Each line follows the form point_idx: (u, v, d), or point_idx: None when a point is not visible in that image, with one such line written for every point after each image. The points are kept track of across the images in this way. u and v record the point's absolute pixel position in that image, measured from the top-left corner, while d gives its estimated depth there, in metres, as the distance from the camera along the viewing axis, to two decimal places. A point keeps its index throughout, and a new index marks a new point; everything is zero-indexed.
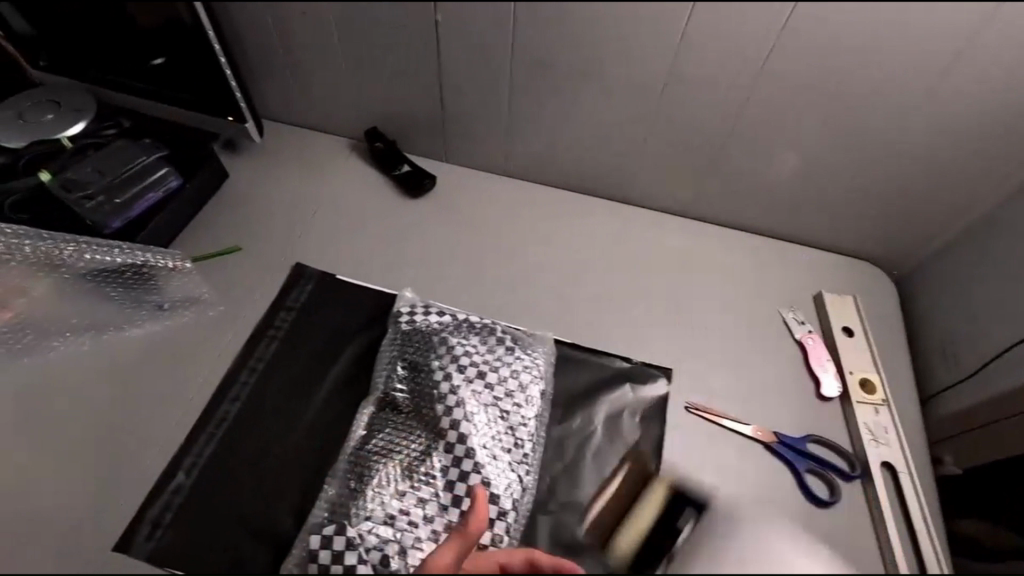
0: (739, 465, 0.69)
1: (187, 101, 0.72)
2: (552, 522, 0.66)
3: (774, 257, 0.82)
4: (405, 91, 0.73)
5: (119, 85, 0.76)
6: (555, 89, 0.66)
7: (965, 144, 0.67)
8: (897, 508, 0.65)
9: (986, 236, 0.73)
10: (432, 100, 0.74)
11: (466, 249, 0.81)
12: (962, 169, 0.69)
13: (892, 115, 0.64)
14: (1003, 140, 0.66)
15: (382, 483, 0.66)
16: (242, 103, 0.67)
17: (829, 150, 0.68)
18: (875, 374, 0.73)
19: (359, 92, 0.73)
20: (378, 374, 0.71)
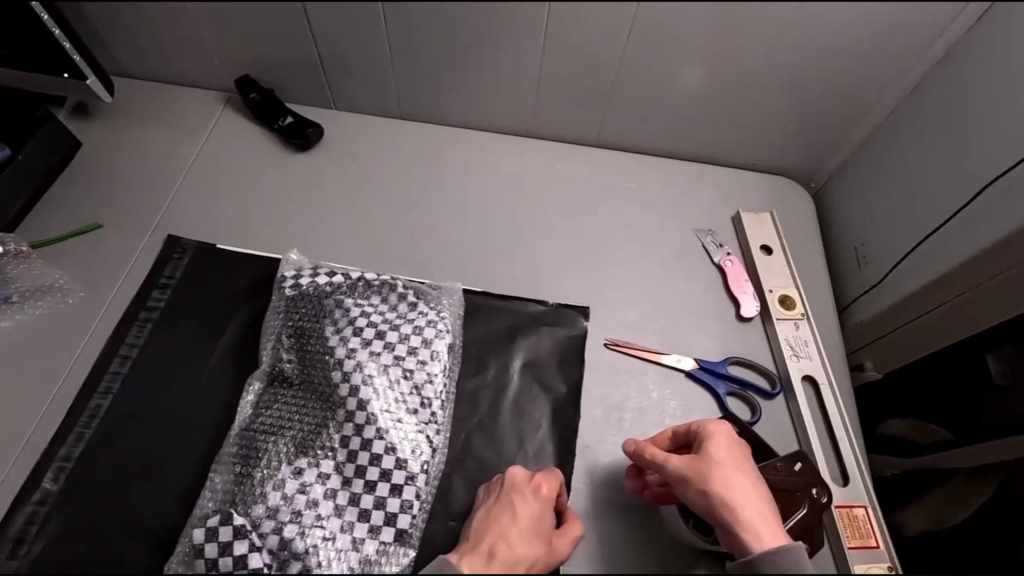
0: (663, 396, 0.70)
1: (23, 61, 0.77)
2: (470, 480, 0.62)
3: (691, 186, 0.87)
4: (271, 48, 0.72)
5: None
6: (448, 50, 0.69)
7: (850, 85, 0.70)
8: (820, 419, 0.69)
9: (889, 137, 0.80)
10: (297, 54, 0.73)
11: (375, 205, 0.81)
12: (858, 92, 0.72)
13: (774, 56, 0.65)
14: (892, 71, 0.70)
15: (278, 465, 0.58)
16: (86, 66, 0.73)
17: (731, 70, 0.68)
18: (795, 291, 0.77)
19: (225, 49, 0.74)
20: (264, 347, 0.65)
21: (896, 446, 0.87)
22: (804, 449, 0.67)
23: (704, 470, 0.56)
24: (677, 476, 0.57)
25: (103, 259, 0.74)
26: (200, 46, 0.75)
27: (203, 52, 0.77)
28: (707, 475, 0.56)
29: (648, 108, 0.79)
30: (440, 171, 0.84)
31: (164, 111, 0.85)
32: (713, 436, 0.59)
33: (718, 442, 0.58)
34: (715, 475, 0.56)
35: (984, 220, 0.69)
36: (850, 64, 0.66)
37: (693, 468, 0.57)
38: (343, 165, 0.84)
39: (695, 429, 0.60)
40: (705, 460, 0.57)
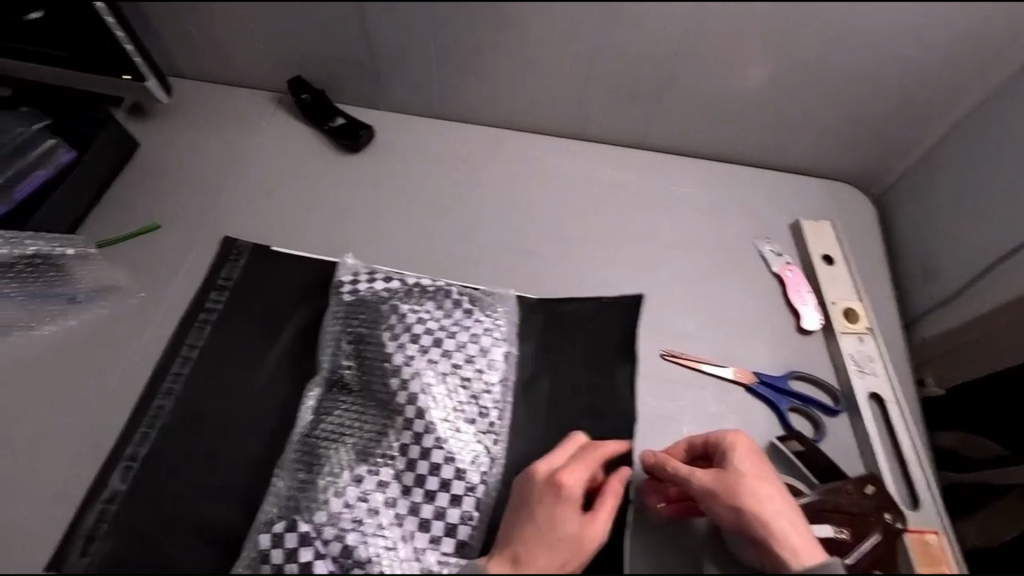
0: (721, 410, 0.69)
1: (72, 61, 0.77)
2: None
3: (749, 190, 0.84)
4: (326, 48, 0.72)
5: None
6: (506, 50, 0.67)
7: (924, 86, 0.67)
8: (888, 440, 0.67)
9: (964, 143, 0.76)
10: (351, 55, 0.73)
11: (424, 208, 0.80)
12: (932, 94, 0.69)
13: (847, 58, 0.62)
14: (970, 71, 0.66)
15: (339, 472, 0.58)
16: (139, 64, 0.72)
17: (799, 72, 0.65)
18: (859, 304, 0.75)
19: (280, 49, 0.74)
20: (323, 353, 0.65)
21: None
22: (870, 469, 0.65)
23: (732, 485, 0.55)
24: (704, 491, 0.55)
25: (161, 260, 0.75)
26: (256, 47, 0.75)
27: (258, 53, 0.77)
28: (738, 487, 0.54)
29: (706, 112, 0.76)
30: (491, 173, 0.83)
31: (218, 112, 0.86)
32: (734, 449, 0.57)
33: (740, 453, 0.57)
34: (745, 488, 0.54)
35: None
36: (928, 67, 0.63)
37: (719, 483, 0.55)
38: (394, 166, 0.83)
39: (715, 441, 0.59)
40: (732, 474, 0.55)
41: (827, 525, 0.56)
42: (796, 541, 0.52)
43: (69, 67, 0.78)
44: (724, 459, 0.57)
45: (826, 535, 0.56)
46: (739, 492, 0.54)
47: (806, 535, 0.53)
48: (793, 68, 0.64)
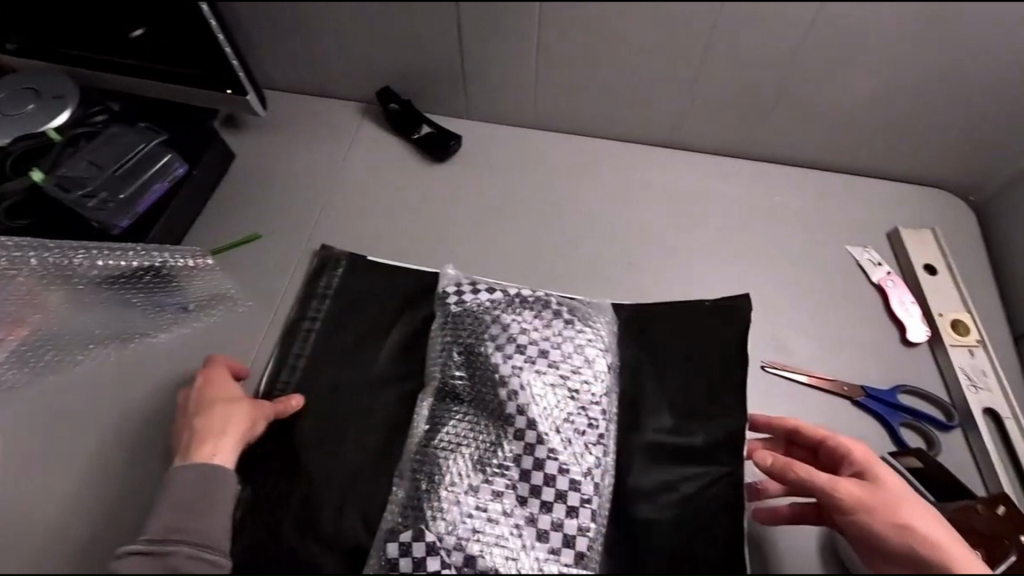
0: (828, 422, 0.68)
1: (167, 75, 0.79)
2: (639, 504, 0.61)
3: (837, 199, 0.84)
4: (425, 59, 0.74)
5: (96, 63, 0.80)
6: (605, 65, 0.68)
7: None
8: (1008, 457, 0.65)
9: None
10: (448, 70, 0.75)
11: (512, 220, 0.84)
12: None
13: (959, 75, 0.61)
14: None
15: (457, 481, 0.60)
16: (240, 79, 0.75)
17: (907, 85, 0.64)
18: (968, 316, 0.73)
19: (378, 61, 0.76)
20: (433, 362, 0.67)
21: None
22: (991, 487, 0.63)
23: (883, 500, 0.54)
24: (858, 507, 0.53)
25: (265, 268, 0.78)
26: (356, 59, 0.77)
27: (358, 65, 0.78)
28: (897, 504, 0.53)
29: (804, 119, 0.76)
30: (578, 185, 0.87)
31: (309, 123, 0.89)
32: (869, 459, 0.57)
33: (880, 469, 0.56)
34: (902, 504, 0.53)
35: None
36: None
37: (870, 498, 0.54)
38: (482, 180, 0.87)
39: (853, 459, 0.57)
40: (885, 491, 0.54)
41: None
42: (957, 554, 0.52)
43: (163, 79, 0.80)
44: (865, 471, 0.56)
45: None
46: (898, 510, 0.53)
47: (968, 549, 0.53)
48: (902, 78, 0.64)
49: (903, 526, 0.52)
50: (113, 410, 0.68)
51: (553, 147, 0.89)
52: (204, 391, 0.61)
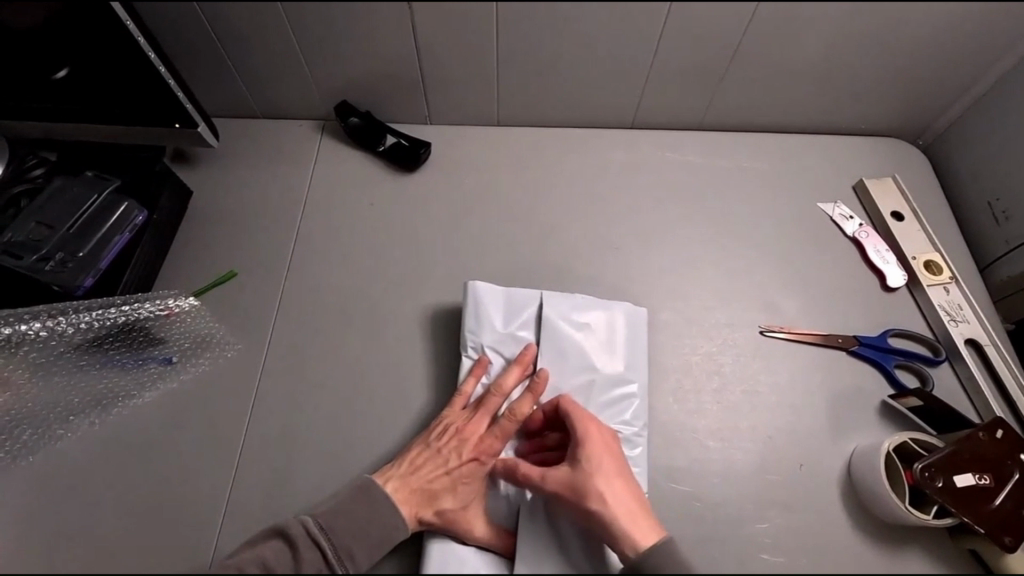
0: (826, 374, 0.71)
1: (100, 113, 0.73)
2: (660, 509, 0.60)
3: (799, 158, 0.87)
4: (388, 50, 0.74)
5: (23, 112, 0.74)
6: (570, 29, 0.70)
7: (966, 25, 0.71)
8: (992, 382, 0.70)
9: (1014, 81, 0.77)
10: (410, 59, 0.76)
11: (493, 221, 0.83)
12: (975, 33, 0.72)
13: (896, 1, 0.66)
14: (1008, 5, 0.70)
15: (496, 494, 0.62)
16: (187, 102, 0.71)
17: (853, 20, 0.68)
18: (938, 255, 0.77)
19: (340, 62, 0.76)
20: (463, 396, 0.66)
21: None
22: (979, 409, 0.68)
23: (571, 475, 0.57)
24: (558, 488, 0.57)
25: (245, 306, 0.75)
26: (300, 47, 0.74)
27: (304, 58, 0.76)
28: (586, 489, 0.56)
29: (759, 83, 0.78)
30: (553, 177, 0.86)
31: (267, 148, 0.86)
32: (583, 439, 0.59)
33: (592, 451, 0.58)
34: (592, 488, 0.56)
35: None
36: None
37: (571, 478, 0.57)
38: (457, 183, 0.85)
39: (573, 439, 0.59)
40: (583, 474, 0.57)
41: (969, 474, 0.58)
42: (639, 533, 0.55)
43: (97, 120, 0.74)
44: (577, 450, 0.58)
45: (970, 484, 0.57)
46: (587, 488, 0.56)
47: (653, 527, 0.56)
48: (848, 18, 0.68)
49: (587, 499, 0.56)
50: (108, 481, 0.64)
51: (520, 140, 0.88)
52: (451, 445, 0.61)
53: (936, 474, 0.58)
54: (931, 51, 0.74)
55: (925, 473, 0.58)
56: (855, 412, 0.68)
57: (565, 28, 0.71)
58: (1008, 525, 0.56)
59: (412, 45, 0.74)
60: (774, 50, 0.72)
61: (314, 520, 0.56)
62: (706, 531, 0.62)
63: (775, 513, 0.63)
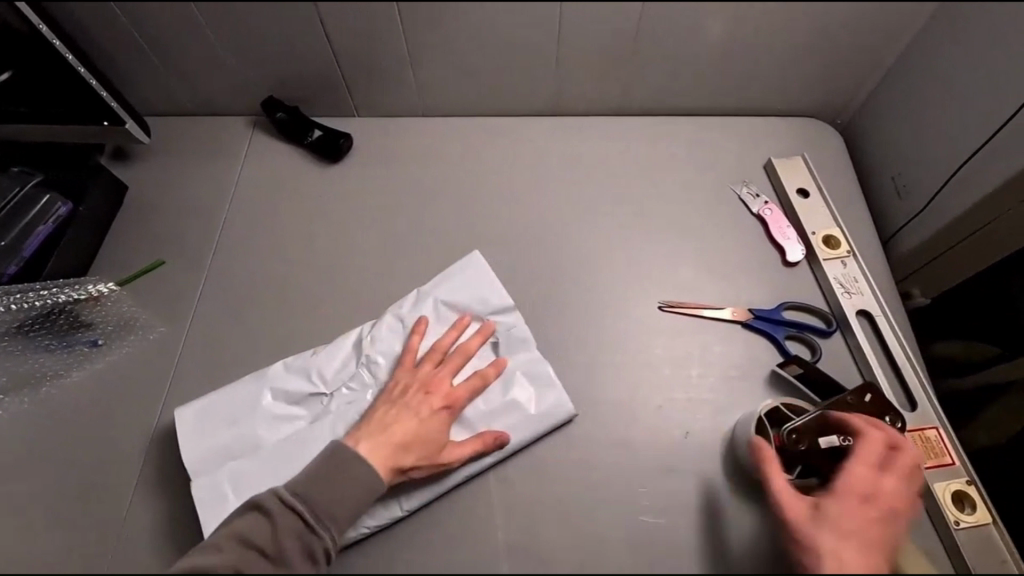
0: (723, 346, 0.73)
1: (28, 114, 0.78)
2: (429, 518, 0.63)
3: (713, 138, 0.88)
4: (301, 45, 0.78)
5: None
6: (469, 20, 0.73)
7: None
8: (880, 349, 0.71)
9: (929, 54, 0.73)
10: (325, 53, 0.79)
11: (410, 206, 0.85)
12: None
13: None
14: None
15: (306, 419, 0.68)
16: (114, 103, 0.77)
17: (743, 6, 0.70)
18: (838, 230, 0.79)
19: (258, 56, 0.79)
20: (366, 347, 0.71)
21: (944, 364, 0.92)
22: (866, 377, 0.70)
23: None
24: None
25: (169, 292, 0.78)
26: (218, 43, 0.78)
27: (223, 54, 0.79)
28: None
29: (662, 66, 0.80)
30: (472, 163, 0.88)
31: (199, 144, 0.90)
32: None
33: None
34: None
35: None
36: None
37: None
38: (377, 170, 0.88)
39: None
40: None
41: (833, 436, 0.60)
42: None
43: (18, 122, 0.77)
44: None
45: (834, 444, 0.60)
46: None
47: None
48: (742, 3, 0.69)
49: None
50: (36, 455, 0.69)
51: (441, 129, 0.90)
52: (422, 398, 0.65)
53: (801, 437, 0.61)
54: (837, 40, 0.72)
55: (791, 436, 0.61)
56: (745, 384, 0.70)
57: (464, 18, 0.73)
58: None
59: (323, 38, 0.77)
60: (672, 37, 0.74)
61: (288, 490, 0.57)
62: (593, 494, 0.65)
63: (660, 478, 0.65)
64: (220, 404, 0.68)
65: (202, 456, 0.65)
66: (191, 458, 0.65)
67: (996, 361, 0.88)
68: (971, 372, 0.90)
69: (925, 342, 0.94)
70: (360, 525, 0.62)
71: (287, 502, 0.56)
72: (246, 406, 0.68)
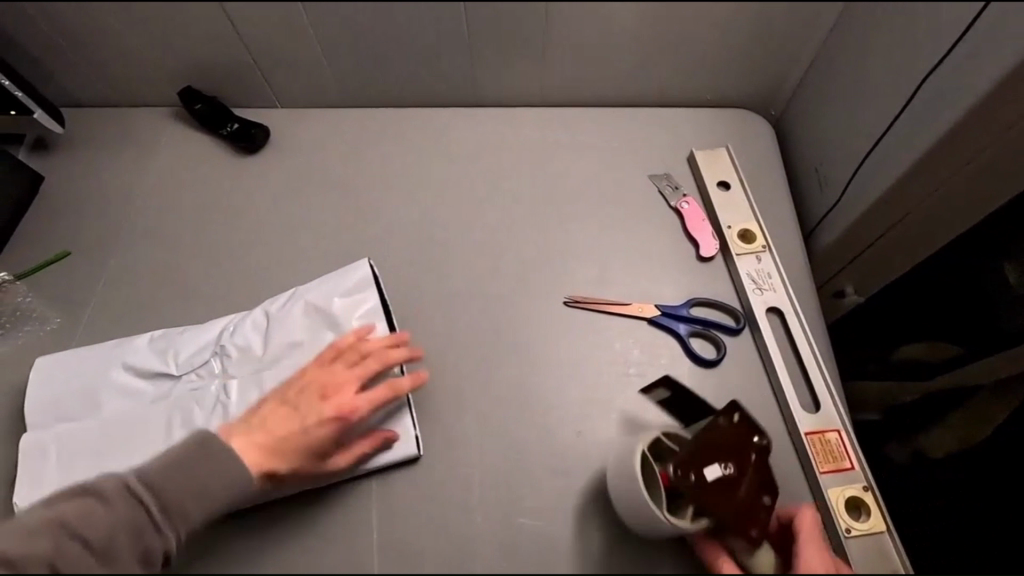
0: (626, 344, 0.70)
1: None
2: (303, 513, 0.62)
3: (637, 129, 0.85)
4: (207, 36, 0.76)
5: None
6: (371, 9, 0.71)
7: None
8: (788, 348, 0.69)
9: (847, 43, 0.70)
10: (233, 44, 0.78)
11: (321, 199, 0.83)
12: None
13: None
14: None
15: (149, 398, 0.65)
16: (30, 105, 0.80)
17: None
18: (755, 225, 0.76)
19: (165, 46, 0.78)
20: (227, 337, 0.67)
21: (911, 370, 0.90)
22: (771, 376, 0.67)
23: None
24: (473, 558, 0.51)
25: (70, 284, 0.78)
26: (124, 34, 0.77)
27: (131, 44, 0.78)
28: None
29: (577, 57, 0.77)
30: (389, 155, 0.85)
31: (117, 135, 0.89)
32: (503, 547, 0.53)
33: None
34: None
35: (955, 95, 0.64)
36: None
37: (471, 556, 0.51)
38: (292, 162, 0.86)
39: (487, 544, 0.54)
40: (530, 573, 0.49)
41: (715, 465, 0.57)
42: None
43: None
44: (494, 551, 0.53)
45: (717, 476, 0.56)
46: None
47: None
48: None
49: None
50: None
51: (361, 120, 0.88)
52: (323, 394, 0.59)
53: (680, 465, 0.57)
54: (749, 29, 0.69)
55: (677, 471, 0.57)
56: (644, 381, 0.68)
57: (366, 5, 0.71)
58: (745, 515, 0.56)
59: (228, 27, 0.75)
60: (580, 27, 0.72)
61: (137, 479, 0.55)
62: (474, 495, 0.63)
63: (543, 479, 0.63)
64: (71, 367, 0.66)
65: (40, 413, 0.64)
66: (31, 408, 0.64)
67: (956, 363, 0.86)
68: (935, 375, 0.87)
69: (888, 349, 0.92)
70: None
71: (130, 491, 0.54)
72: (92, 374, 0.65)
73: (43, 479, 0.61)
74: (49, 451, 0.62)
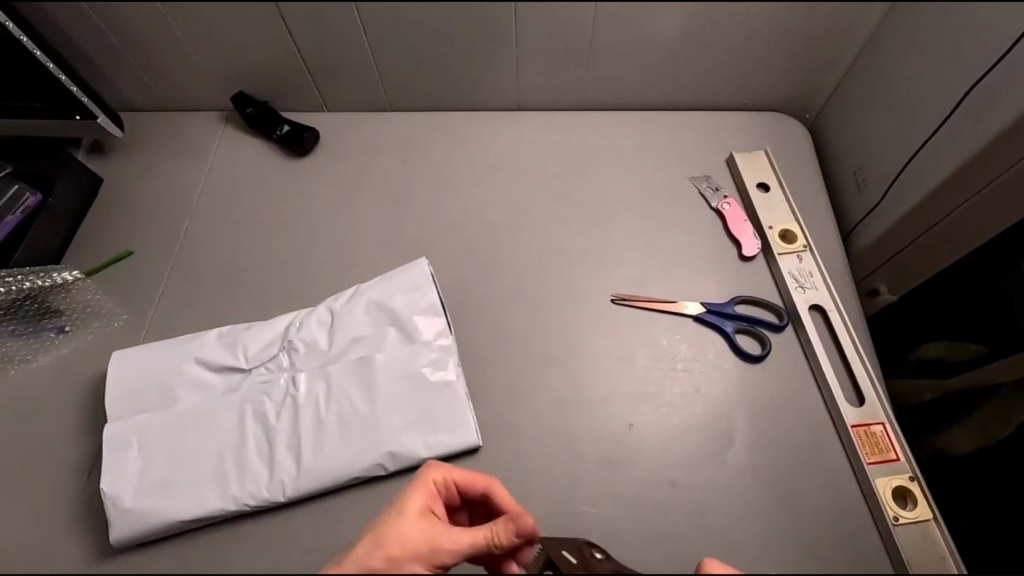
0: (673, 340, 0.73)
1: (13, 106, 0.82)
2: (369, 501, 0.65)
3: (676, 132, 0.88)
4: (266, 45, 0.79)
5: None
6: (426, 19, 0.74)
7: None
8: (831, 344, 0.72)
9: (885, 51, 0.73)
10: (289, 52, 0.81)
11: (371, 200, 0.86)
12: None
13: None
14: None
15: (220, 390, 0.68)
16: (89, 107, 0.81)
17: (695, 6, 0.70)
18: (796, 225, 0.78)
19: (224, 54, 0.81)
20: (294, 331, 0.70)
21: (928, 369, 0.86)
22: (814, 371, 0.70)
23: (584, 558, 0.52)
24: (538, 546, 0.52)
25: (134, 281, 0.81)
26: (186, 43, 0.80)
27: (191, 52, 0.82)
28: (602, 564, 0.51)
29: (622, 63, 0.80)
30: (435, 157, 0.88)
31: (171, 138, 0.92)
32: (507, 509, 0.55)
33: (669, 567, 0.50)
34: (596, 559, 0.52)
35: (997, 99, 0.66)
36: None
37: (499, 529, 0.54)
38: (342, 164, 0.89)
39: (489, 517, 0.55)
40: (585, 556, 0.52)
41: None
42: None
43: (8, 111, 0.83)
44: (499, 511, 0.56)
45: None
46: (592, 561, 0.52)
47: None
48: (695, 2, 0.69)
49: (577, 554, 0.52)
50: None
51: (406, 124, 0.91)
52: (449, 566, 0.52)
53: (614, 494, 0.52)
54: (791, 37, 0.72)
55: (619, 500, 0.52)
56: (691, 377, 0.71)
57: (422, 15, 0.74)
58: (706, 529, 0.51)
59: (286, 35, 0.78)
60: (627, 35, 0.75)
61: None
62: (532, 485, 0.65)
63: (599, 470, 0.66)
64: (144, 360, 0.69)
65: (117, 403, 0.67)
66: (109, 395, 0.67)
67: (976, 363, 0.81)
68: (951, 375, 0.83)
69: (905, 349, 0.90)
70: (242, 502, 0.62)
71: None
72: (166, 367, 0.68)
73: (122, 466, 0.64)
74: (130, 440, 0.65)
